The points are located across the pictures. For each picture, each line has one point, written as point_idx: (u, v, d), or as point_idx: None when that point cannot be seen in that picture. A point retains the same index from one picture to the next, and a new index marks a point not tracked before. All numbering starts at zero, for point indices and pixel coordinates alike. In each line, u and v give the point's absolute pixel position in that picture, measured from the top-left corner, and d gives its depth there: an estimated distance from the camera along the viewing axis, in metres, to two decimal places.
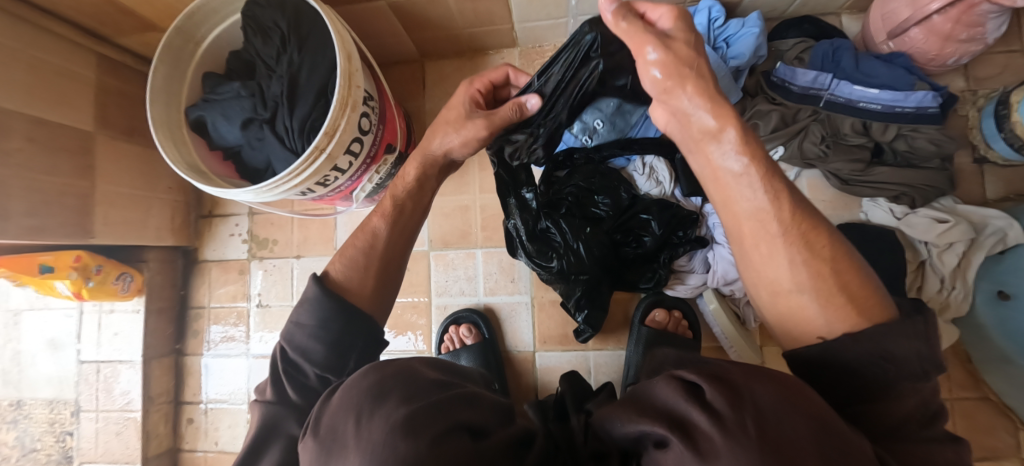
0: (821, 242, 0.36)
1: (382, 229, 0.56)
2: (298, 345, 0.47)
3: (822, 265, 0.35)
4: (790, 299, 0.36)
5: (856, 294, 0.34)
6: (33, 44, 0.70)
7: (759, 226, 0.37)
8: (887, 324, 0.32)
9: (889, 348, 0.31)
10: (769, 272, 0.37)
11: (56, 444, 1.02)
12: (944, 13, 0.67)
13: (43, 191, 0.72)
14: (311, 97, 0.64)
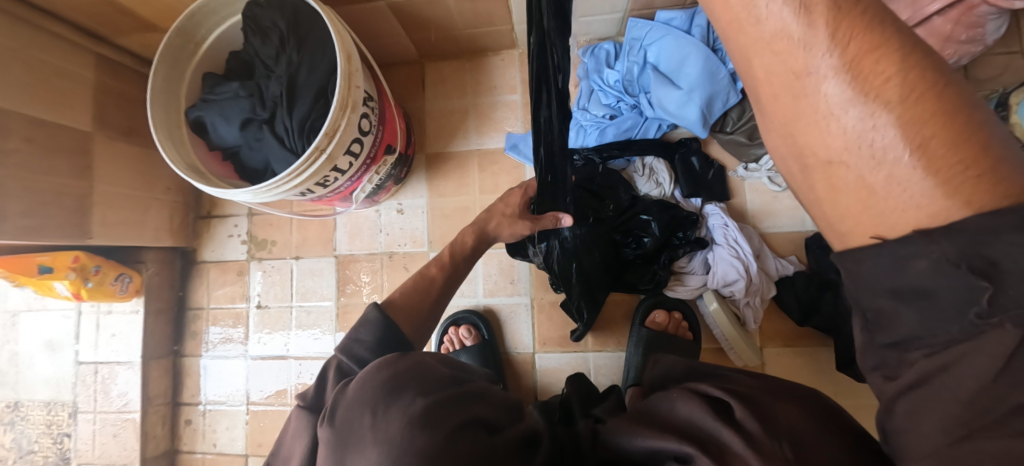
0: (881, 65, 0.24)
1: (440, 279, 0.60)
2: (354, 356, 0.49)
3: (885, 109, 0.24)
4: (839, 175, 0.26)
5: (945, 160, 0.23)
6: (30, 44, 0.70)
7: (774, 67, 0.27)
8: (997, 216, 0.22)
9: (987, 255, 0.22)
10: (808, 135, 0.27)
11: (53, 445, 1.02)
12: (945, 14, 0.66)
13: (40, 191, 0.72)
14: (311, 96, 0.64)
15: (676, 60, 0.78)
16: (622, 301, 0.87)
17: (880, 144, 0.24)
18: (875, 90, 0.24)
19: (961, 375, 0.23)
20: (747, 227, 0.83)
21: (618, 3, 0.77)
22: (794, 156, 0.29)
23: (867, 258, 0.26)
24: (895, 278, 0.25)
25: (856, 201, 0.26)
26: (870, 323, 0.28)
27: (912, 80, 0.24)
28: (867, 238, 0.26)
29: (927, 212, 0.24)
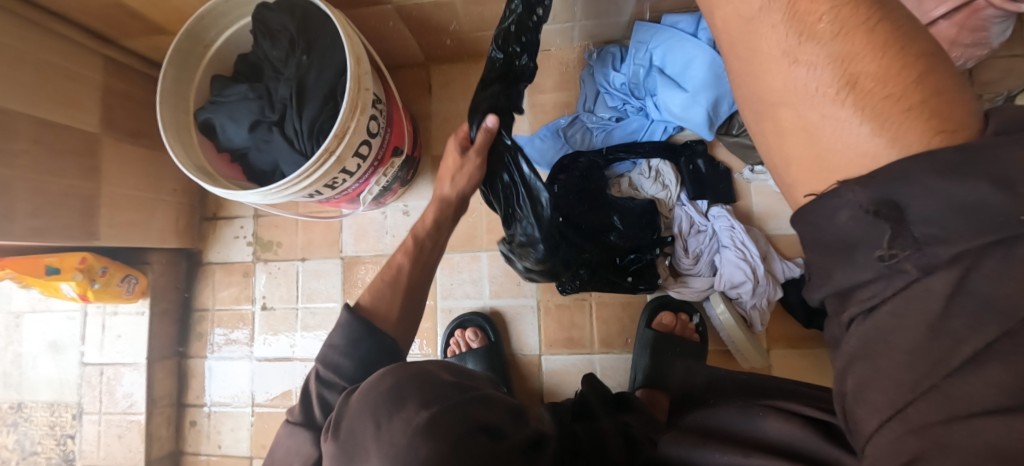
0: (816, 8, 0.31)
1: (406, 264, 0.60)
2: (330, 364, 0.50)
3: (820, 46, 0.30)
4: (793, 119, 0.32)
5: (886, 104, 0.27)
6: (38, 46, 0.70)
7: (732, 18, 0.35)
8: (928, 162, 0.25)
9: (903, 203, 0.26)
10: (761, 82, 0.34)
11: (56, 447, 1.02)
12: (950, 18, 0.67)
13: (47, 192, 0.72)
14: (320, 99, 0.65)
15: (681, 63, 0.78)
16: (628, 303, 0.87)
17: (813, 83, 0.30)
18: (810, 31, 0.31)
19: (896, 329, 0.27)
20: (754, 229, 0.83)
21: (625, 6, 0.77)
22: (756, 104, 0.35)
23: (808, 211, 0.31)
24: (835, 232, 0.29)
25: (807, 141, 0.31)
26: (819, 279, 0.32)
27: (846, 21, 0.30)
28: (807, 194, 0.32)
29: (860, 148, 0.28)
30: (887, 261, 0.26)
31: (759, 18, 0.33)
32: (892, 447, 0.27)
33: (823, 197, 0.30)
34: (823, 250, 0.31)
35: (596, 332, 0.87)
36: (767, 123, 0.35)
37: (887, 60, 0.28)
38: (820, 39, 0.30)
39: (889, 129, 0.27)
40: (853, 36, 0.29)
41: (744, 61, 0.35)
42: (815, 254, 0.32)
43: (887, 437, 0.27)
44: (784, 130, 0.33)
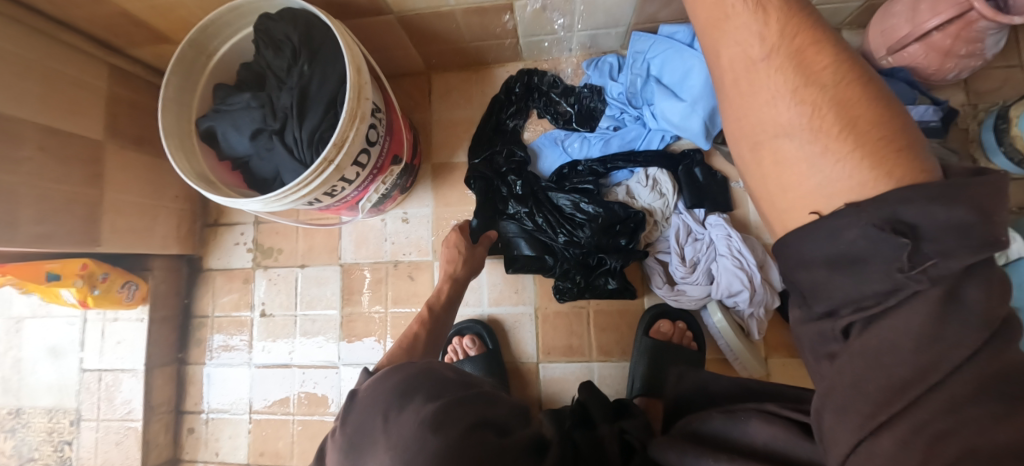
0: (818, 57, 0.33)
1: (421, 334, 0.67)
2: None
3: (818, 87, 0.32)
4: (785, 153, 0.33)
5: (873, 143, 0.29)
6: (46, 55, 0.72)
7: (737, 58, 0.36)
8: (920, 191, 0.27)
9: (902, 218, 0.27)
10: (754, 116, 0.35)
11: (53, 453, 1.01)
12: (943, 30, 0.67)
13: (52, 199, 0.73)
14: (320, 109, 0.65)
15: (678, 73, 0.79)
16: (626, 311, 0.87)
17: (806, 121, 0.32)
18: (810, 76, 0.32)
19: (894, 327, 0.28)
20: (751, 237, 0.83)
21: (622, 17, 0.77)
22: (751, 139, 0.36)
23: (810, 231, 0.31)
24: (835, 248, 0.30)
25: (805, 172, 0.32)
26: (810, 295, 0.32)
27: (840, 72, 0.32)
28: (808, 214, 0.32)
29: (860, 179, 0.29)
30: (906, 273, 0.27)
31: (762, 63, 0.34)
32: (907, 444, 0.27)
33: (828, 218, 0.30)
34: (828, 265, 0.30)
35: (595, 340, 0.88)
36: (762, 158, 0.35)
37: (875, 110, 0.31)
38: (820, 85, 0.32)
39: (878, 166, 0.29)
40: (847, 85, 0.32)
41: (742, 101, 0.36)
42: (813, 270, 0.31)
43: (897, 434, 0.27)
44: (779, 162, 0.34)
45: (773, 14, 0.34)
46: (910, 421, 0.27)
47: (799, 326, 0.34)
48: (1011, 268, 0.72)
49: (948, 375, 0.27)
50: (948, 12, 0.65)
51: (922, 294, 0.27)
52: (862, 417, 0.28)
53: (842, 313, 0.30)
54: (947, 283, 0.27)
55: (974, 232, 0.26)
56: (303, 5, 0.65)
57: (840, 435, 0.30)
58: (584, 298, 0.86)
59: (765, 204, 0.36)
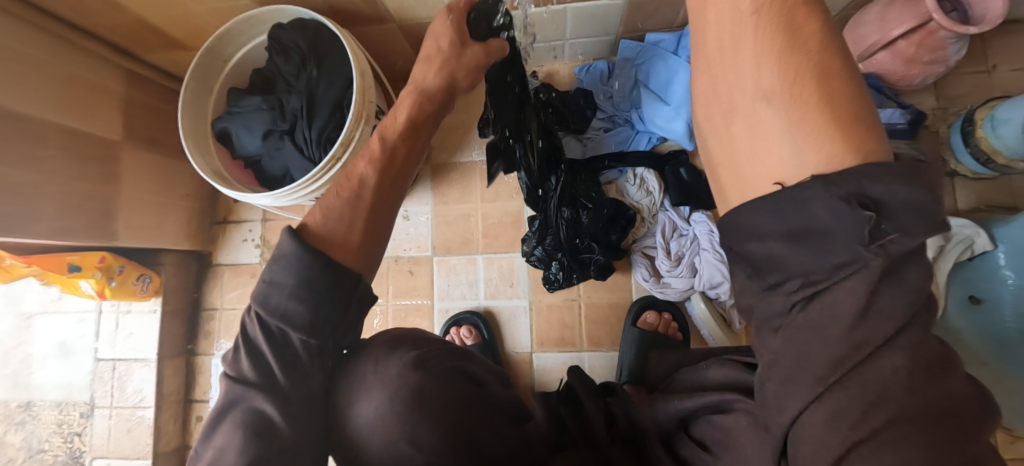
0: (806, 19, 0.31)
1: (371, 178, 0.46)
2: (277, 308, 0.38)
3: (799, 51, 0.30)
4: (755, 119, 0.31)
5: (844, 116, 0.28)
6: (68, 60, 0.77)
7: (725, 10, 0.33)
8: (883, 169, 0.26)
9: (867, 193, 0.26)
10: (730, 80, 0.33)
11: (64, 444, 1.05)
12: (907, 38, 0.72)
13: (71, 196, 0.77)
14: (327, 110, 0.70)
15: (664, 79, 0.85)
16: (616, 304, 0.92)
17: (782, 85, 0.30)
18: (798, 38, 0.30)
19: (838, 301, 0.27)
20: None
21: (610, 26, 0.82)
22: (726, 99, 0.33)
23: (773, 201, 0.29)
24: (795, 221, 0.28)
25: (775, 139, 0.30)
26: (762, 266, 0.31)
27: (827, 41, 0.30)
28: (772, 184, 0.30)
29: (830, 151, 0.27)
30: (866, 245, 0.26)
31: (750, 18, 0.31)
32: (848, 414, 0.27)
33: (792, 189, 0.28)
34: (789, 238, 0.29)
35: (586, 331, 0.92)
36: (734, 121, 0.33)
37: (847, 83, 0.29)
38: (802, 49, 0.30)
39: (847, 143, 0.27)
40: (830, 56, 0.30)
41: (723, 56, 0.33)
42: (770, 242, 0.30)
43: (837, 405, 0.27)
44: (749, 127, 0.32)
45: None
46: (850, 391, 0.27)
47: (750, 298, 0.32)
48: (975, 261, 0.78)
49: (882, 348, 0.27)
50: (911, 22, 0.70)
51: (872, 268, 0.26)
52: (807, 389, 0.28)
53: (794, 288, 0.29)
54: (894, 259, 0.26)
55: (926, 209, 0.26)
56: (312, 15, 0.70)
57: (784, 404, 0.30)
58: (571, 285, 0.89)
59: (729, 170, 0.34)
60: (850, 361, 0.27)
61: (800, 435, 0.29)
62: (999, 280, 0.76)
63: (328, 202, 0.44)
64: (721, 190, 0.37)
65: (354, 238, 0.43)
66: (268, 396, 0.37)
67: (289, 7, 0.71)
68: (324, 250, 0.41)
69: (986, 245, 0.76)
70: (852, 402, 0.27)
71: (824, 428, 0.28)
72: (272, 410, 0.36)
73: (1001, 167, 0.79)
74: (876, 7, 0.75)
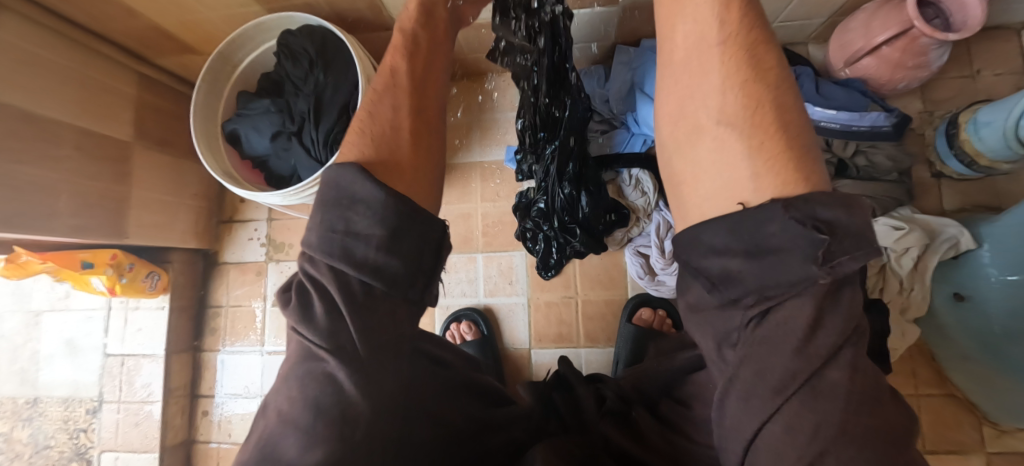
0: (760, 61, 0.38)
1: (403, 67, 0.50)
2: (356, 258, 0.37)
3: (754, 87, 0.37)
4: (716, 137, 0.37)
5: (789, 146, 0.34)
6: (83, 64, 0.80)
7: (694, 44, 0.40)
8: (830, 194, 0.30)
9: (815, 214, 0.30)
10: (695, 104, 0.39)
11: (70, 440, 1.07)
12: (891, 44, 0.75)
13: (86, 194, 0.80)
14: (336, 112, 0.73)
15: None
16: (611, 301, 0.95)
17: (743, 115, 0.36)
18: (760, 73, 0.37)
19: (791, 317, 0.29)
20: None
21: (608, 30, 0.86)
22: (693, 121, 0.39)
23: (736, 217, 0.32)
24: (756, 236, 0.31)
25: (738, 161, 0.35)
26: (720, 280, 0.33)
27: (780, 77, 0.38)
28: (734, 204, 0.34)
29: (784, 173, 0.33)
30: (819, 265, 0.28)
31: (716, 49, 0.38)
32: (802, 430, 0.29)
33: (753, 209, 0.31)
34: (746, 255, 0.31)
35: (582, 328, 0.95)
36: (700, 140, 0.38)
37: (791, 118, 0.36)
38: (757, 84, 0.37)
39: (796, 166, 0.33)
40: (783, 89, 0.37)
41: (694, 80, 0.39)
42: (728, 259, 0.32)
43: (792, 420, 0.29)
44: (714, 147, 0.37)
45: (737, 8, 0.39)
46: (803, 407, 0.29)
47: (707, 318, 0.35)
48: (961, 259, 0.79)
49: (829, 363, 0.29)
50: (895, 28, 0.72)
51: (820, 286, 0.29)
52: (765, 405, 0.30)
53: (750, 303, 0.31)
54: (839, 277, 0.29)
55: (861, 232, 0.29)
56: (320, 21, 0.73)
57: (745, 423, 0.32)
58: (565, 263, 0.92)
59: (691, 187, 0.39)
60: (800, 377, 0.29)
61: (759, 450, 0.31)
62: (983, 277, 0.75)
63: (369, 111, 0.47)
64: (685, 214, 0.40)
65: (405, 144, 0.45)
66: (340, 352, 0.36)
67: (298, 13, 0.74)
68: (381, 165, 0.43)
69: (972, 243, 0.77)
70: (805, 416, 0.29)
71: (783, 442, 0.30)
72: (344, 369, 0.36)
73: (984, 168, 0.82)
74: (862, 13, 0.78)
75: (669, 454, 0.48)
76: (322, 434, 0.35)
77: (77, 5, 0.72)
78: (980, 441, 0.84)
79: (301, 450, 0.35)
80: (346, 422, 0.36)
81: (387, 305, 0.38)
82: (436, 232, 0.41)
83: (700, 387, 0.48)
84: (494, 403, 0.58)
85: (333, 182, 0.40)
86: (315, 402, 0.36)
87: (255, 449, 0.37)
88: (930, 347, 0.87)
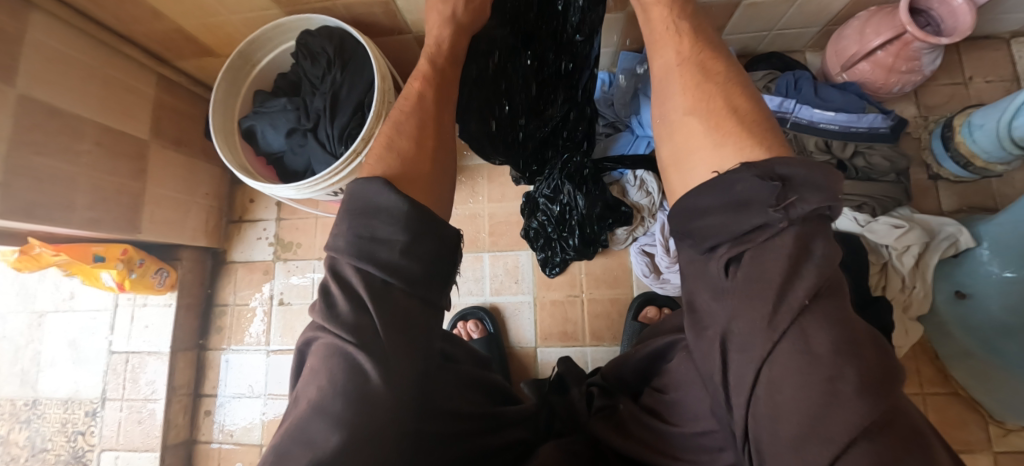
0: (717, 66, 0.43)
1: (430, 96, 0.51)
2: (380, 261, 0.38)
3: (720, 85, 0.41)
4: (685, 122, 0.41)
5: (757, 135, 0.37)
6: (106, 62, 0.82)
7: (662, 61, 0.45)
8: (805, 168, 0.32)
9: (775, 170, 0.33)
10: (670, 101, 0.43)
11: (67, 443, 1.06)
12: (885, 49, 0.78)
13: (104, 189, 0.82)
14: (350, 109, 0.76)
15: None
16: (617, 299, 0.96)
17: (715, 107, 0.40)
18: (709, 76, 0.42)
19: (766, 260, 0.31)
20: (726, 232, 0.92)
21: (612, 38, 0.91)
22: (666, 120, 0.43)
23: (715, 184, 0.35)
24: (726, 197, 0.34)
25: (700, 140, 0.39)
26: (701, 233, 0.36)
27: (732, 77, 0.42)
28: (710, 172, 0.37)
29: (739, 143, 0.36)
30: (778, 210, 0.31)
31: (677, 67, 0.44)
32: (796, 364, 0.30)
33: (725, 174, 0.35)
34: (725, 209, 0.34)
35: (588, 326, 0.95)
36: (674, 132, 0.42)
37: (756, 107, 0.39)
38: (717, 82, 0.41)
39: (751, 137, 0.37)
40: (733, 84, 0.41)
41: (663, 96, 0.44)
42: (709, 216, 0.35)
43: (786, 359, 0.30)
44: (703, 126, 0.39)
45: (687, 38, 0.45)
46: (792, 352, 0.30)
47: (695, 276, 0.37)
48: (961, 257, 0.80)
49: (812, 303, 0.30)
50: (888, 33, 0.76)
51: (786, 231, 0.31)
52: (759, 347, 0.31)
53: (724, 252, 0.34)
54: (802, 225, 0.31)
55: (826, 186, 0.32)
56: (338, 23, 0.76)
57: (744, 371, 0.32)
58: (569, 262, 0.94)
59: (676, 169, 0.41)
60: (788, 315, 0.30)
61: (760, 400, 0.31)
62: (983, 276, 0.76)
63: (393, 128, 0.48)
64: (670, 189, 0.42)
65: (428, 157, 0.46)
66: (365, 344, 0.36)
67: (317, 15, 0.77)
68: (407, 179, 0.43)
69: (971, 242, 0.78)
70: (797, 353, 0.30)
71: (780, 382, 0.30)
72: (371, 364, 0.36)
73: (980, 169, 0.84)
74: (856, 21, 0.82)
75: (652, 443, 0.48)
76: (345, 421, 0.35)
77: (106, 6, 0.75)
78: (986, 440, 0.84)
79: (322, 437, 0.35)
80: (370, 410, 0.36)
81: (406, 306, 0.38)
82: (452, 235, 0.43)
83: (676, 373, 0.49)
84: (499, 401, 0.59)
85: (358, 194, 0.41)
86: (340, 392, 0.36)
87: (280, 440, 0.37)
88: (932, 346, 0.87)
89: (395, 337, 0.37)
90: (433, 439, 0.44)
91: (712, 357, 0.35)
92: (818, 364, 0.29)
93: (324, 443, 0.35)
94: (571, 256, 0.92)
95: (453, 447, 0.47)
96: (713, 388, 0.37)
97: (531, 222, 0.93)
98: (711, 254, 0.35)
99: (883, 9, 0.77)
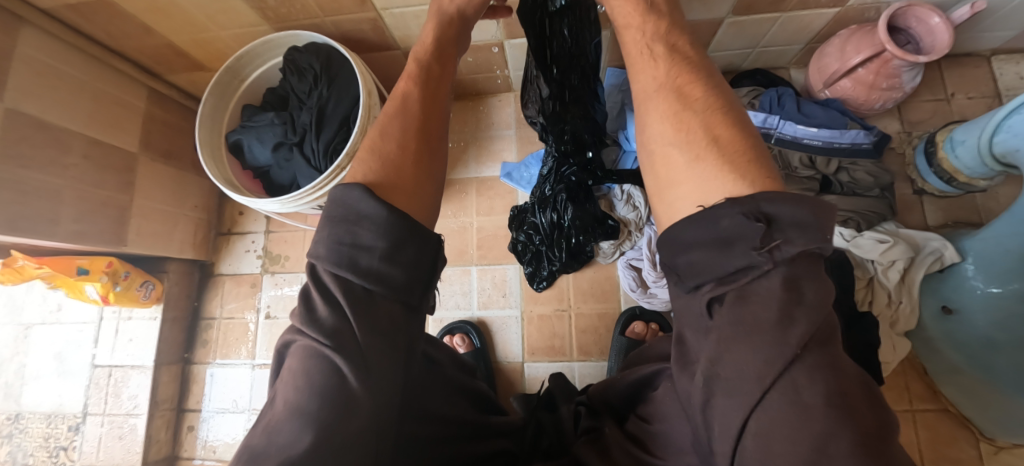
0: (695, 92, 0.41)
1: (414, 91, 0.50)
2: (361, 268, 0.37)
3: (696, 114, 0.39)
4: (664, 151, 0.40)
5: (736, 162, 0.35)
6: (96, 76, 0.83)
7: (646, 81, 0.44)
8: (796, 204, 0.30)
9: (763, 210, 0.31)
10: (648, 129, 0.42)
11: (48, 459, 1.04)
12: (866, 66, 0.79)
13: (90, 201, 0.82)
14: (337, 124, 0.77)
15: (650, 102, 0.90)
16: (604, 314, 0.95)
17: (707, 129, 0.38)
18: (687, 104, 0.40)
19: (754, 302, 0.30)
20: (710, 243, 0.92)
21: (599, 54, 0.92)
22: (649, 149, 0.42)
23: (698, 218, 0.34)
24: (709, 233, 0.33)
25: (687, 171, 0.37)
26: (685, 272, 0.35)
27: (711, 104, 0.40)
28: (694, 207, 0.35)
29: (729, 178, 0.34)
30: (758, 251, 0.30)
31: (655, 94, 0.42)
32: (786, 417, 0.28)
33: (708, 209, 0.33)
34: (707, 246, 0.33)
35: (575, 340, 0.95)
36: (655, 165, 0.40)
37: (734, 131, 0.38)
38: (693, 110, 0.40)
39: (741, 171, 0.35)
40: (714, 112, 0.39)
41: (642, 121, 0.43)
42: (691, 252, 0.34)
43: (777, 409, 0.29)
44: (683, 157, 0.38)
45: (662, 63, 0.44)
46: (781, 402, 0.29)
47: (681, 311, 0.36)
48: (946, 272, 0.80)
49: (804, 351, 0.29)
50: (867, 52, 0.77)
51: (771, 273, 0.30)
52: (749, 396, 0.30)
53: (707, 291, 0.33)
54: (789, 269, 0.30)
55: (813, 224, 0.31)
56: (326, 39, 0.77)
57: (729, 417, 0.31)
58: (557, 275, 0.94)
59: (659, 201, 0.40)
60: (778, 363, 0.29)
61: (746, 449, 0.30)
62: (967, 289, 0.76)
63: (379, 131, 0.47)
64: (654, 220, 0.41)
65: (410, 163, 0.45)
66: (343, 349, 0.35)
67: (303, 32, 0.78)
68: (386, 186, 0.42)
69: (956, 257, 0.78)
70: (789, 406, 0.28)
71: (767, 433, 0.29)
72: (348, 364, 0.35)
73: (963, 184, 0.85)
74: (837, 39, 0.83)
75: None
76: (320, 425, 0.34)
77: (97, 22, 0.76)
78: (978, 458, 0.83)
79: (296, 439, 0.34)
80: (347, 414, 0.35)
81: (389, 312, 0.38)
82: (434, 242, 0.42)
83: (660, 402, 0.48)
84: (484, 410, 0.59)
85: (338, 201, 0.40)
86: (317, 393, 0.35)
87: (253, 439, 0.36)
88: (921, 362, 0.87)
89: (375, 343, 0.37)
90: (408, 445, 0.44)
91: (698, 402, 0.34)
92: (810, 417, 0.28)
93: (297, 444, 0.34)
94: (557, 268, 0.92)
95: (438, 450, 0.47)
96: (699, 432, 0.36)
97: (519, 235, 0.94)
98: (694, 293, 0.34)
99: (862, 28, 0.78)
